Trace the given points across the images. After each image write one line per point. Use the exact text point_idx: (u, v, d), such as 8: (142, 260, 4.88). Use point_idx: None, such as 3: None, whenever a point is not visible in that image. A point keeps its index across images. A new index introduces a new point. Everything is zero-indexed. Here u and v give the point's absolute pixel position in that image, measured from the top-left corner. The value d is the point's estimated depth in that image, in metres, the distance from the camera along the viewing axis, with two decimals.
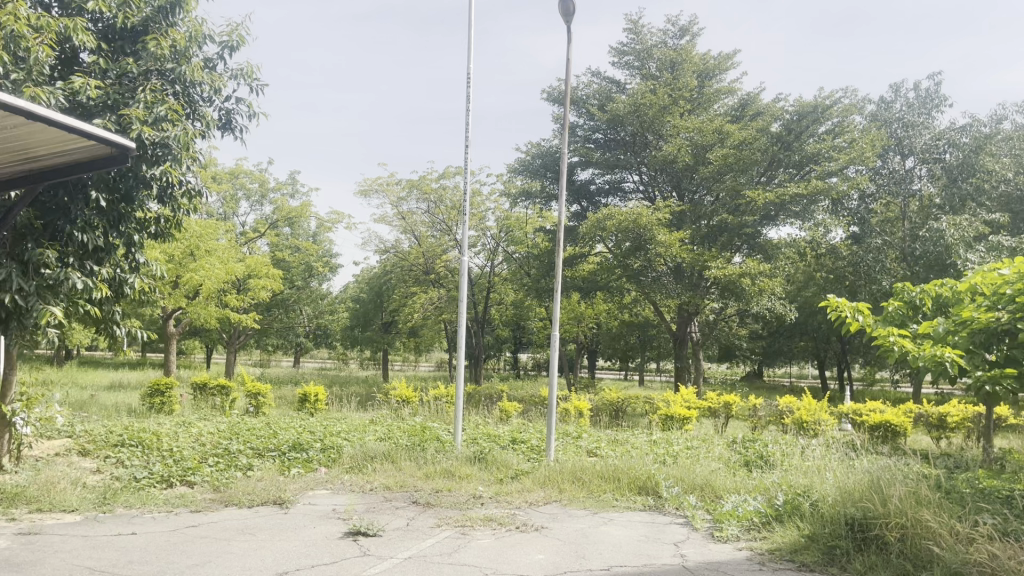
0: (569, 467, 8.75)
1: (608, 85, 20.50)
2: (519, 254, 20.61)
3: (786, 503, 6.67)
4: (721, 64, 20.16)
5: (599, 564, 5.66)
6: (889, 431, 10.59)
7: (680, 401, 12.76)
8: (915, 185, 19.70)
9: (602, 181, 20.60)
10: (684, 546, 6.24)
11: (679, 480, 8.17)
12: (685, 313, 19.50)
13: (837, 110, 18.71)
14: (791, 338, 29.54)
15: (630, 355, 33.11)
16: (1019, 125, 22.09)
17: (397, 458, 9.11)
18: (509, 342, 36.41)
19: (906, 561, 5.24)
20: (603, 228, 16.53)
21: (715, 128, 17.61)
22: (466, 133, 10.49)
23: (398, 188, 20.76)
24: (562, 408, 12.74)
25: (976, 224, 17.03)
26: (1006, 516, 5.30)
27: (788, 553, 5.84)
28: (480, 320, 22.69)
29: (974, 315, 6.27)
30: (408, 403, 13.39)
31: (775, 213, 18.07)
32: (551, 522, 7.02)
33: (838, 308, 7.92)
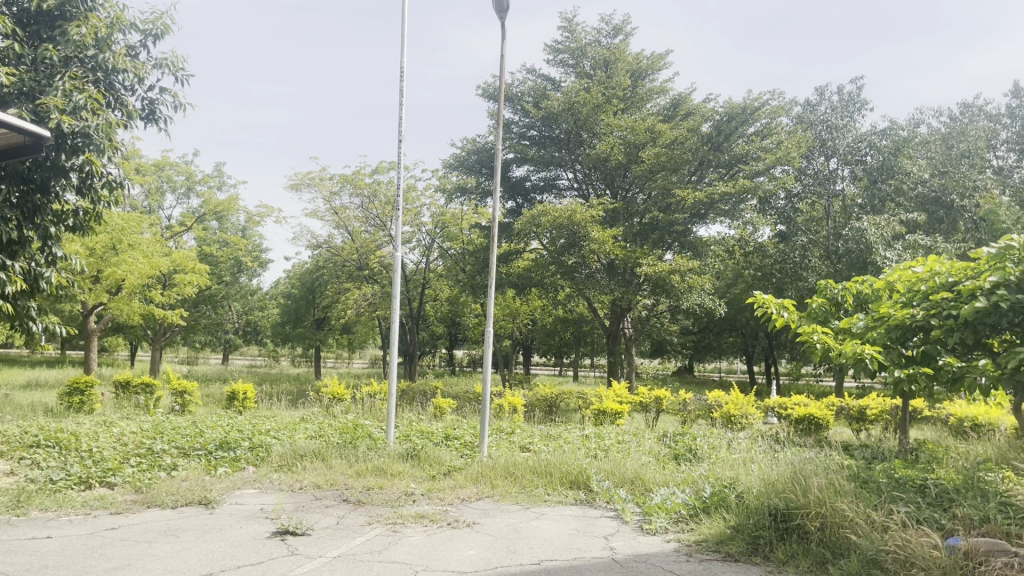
0: (502, 463, 8.79)
1: (542, 82, 20.61)
2: (454, 251, 20.52)
3: (712, 495, 6.80)
4: (654, 64, 20.43)
5: (530, 559, 5.69)
6: (812, 424, 10.89)
7: (612, 396, 12.92)
8: (838, 185, 19.92)
9: (537, 178, 20.68)
10: (613, 539, 6.33)
11: (610, 475, 8.26)
12: (618, 309, 19.68)
13: (765, 112, 19.14)
14: (721, 334, 30.24)
15: (564, 351, 33.33)
16: (934, 129, 23.03)
17: (327, 457, 9.00)
18: (443, 339, 36.27)
19: (825, 549, 5.42)
20: (539, 224, 16.56)
21: (647, 127, 17.83)
22: (399, 128, 10.42)
23: (330, 183, 20.45)
24: (496, 405, 12.71)
25: (894, 224, 17.62)
26: (919, 504, 5.54)
27: (714, 544, 5.97)
28: (415, 317, 22.51)
29: (890, 312, 6.52)
30: (340, 401, 13.23)
31: (706, 212, 18.44)
32: (483, 517, 7.04)
33: (764, 305, 8.15)
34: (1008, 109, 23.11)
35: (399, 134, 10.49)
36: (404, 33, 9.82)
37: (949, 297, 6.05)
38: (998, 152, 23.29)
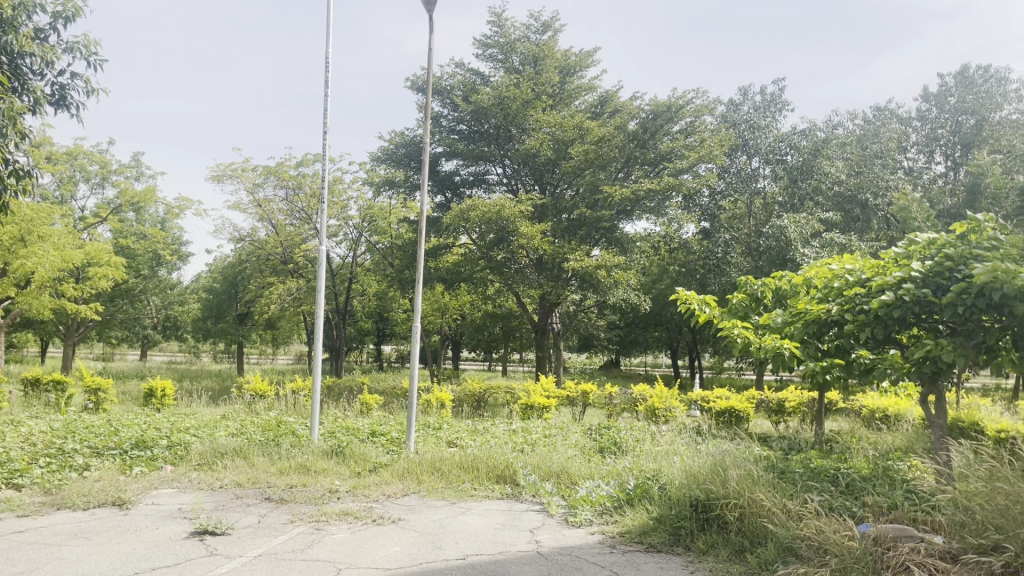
0: (428, 459, 8.74)
1: (471, 76, 20.54)
2: (382, 245, 20.28)
3: (636, 487, 6.92)
4: (582, 61, 20.59)
5: (455, 554, 5.68)
6: (733, 416, 11.18)
7: (540, 391, 13.00)
8: (760, 184, 20.51)
9: (466, 172, 20.58)
10: (539, 533, 6.37)
11: (536, 468, 8.34)
12: (546, 304, 19.82)
13: (690, 110, 19.43)
14: (647, 329, 30.73)
15: (493, 346, 33.36)
16: (850, 130, 23.81)
17: (249, 454, 8.82)
18: (370, 334, 35.92)
19: (743, 538, 5.58)
20: (467, 219, 16.43)
21: (575, 124, 18.07)
22: (325, 118, 10.26)
23: (253, 174, 19.98)
24: (424, 400, 12.62)
25: (812, 222, 18.09)
26: (831, 493, 5.75)
27: (638, 535, 6.07)
28: (341, 312, 22.18)
29: (807, 308, 6.75)
30: (263, 397, 12.97)
31: (631, 208, 18.76)
32: (408, 513, 6.99)
33: (687, 301, 8.33)
34: (918, 113, 24.01)
35: (325, 124, 10.32)
36: (330, 23, 9.67)
37: (862, 292, 6.32)
38: (909, 153, 24.23)
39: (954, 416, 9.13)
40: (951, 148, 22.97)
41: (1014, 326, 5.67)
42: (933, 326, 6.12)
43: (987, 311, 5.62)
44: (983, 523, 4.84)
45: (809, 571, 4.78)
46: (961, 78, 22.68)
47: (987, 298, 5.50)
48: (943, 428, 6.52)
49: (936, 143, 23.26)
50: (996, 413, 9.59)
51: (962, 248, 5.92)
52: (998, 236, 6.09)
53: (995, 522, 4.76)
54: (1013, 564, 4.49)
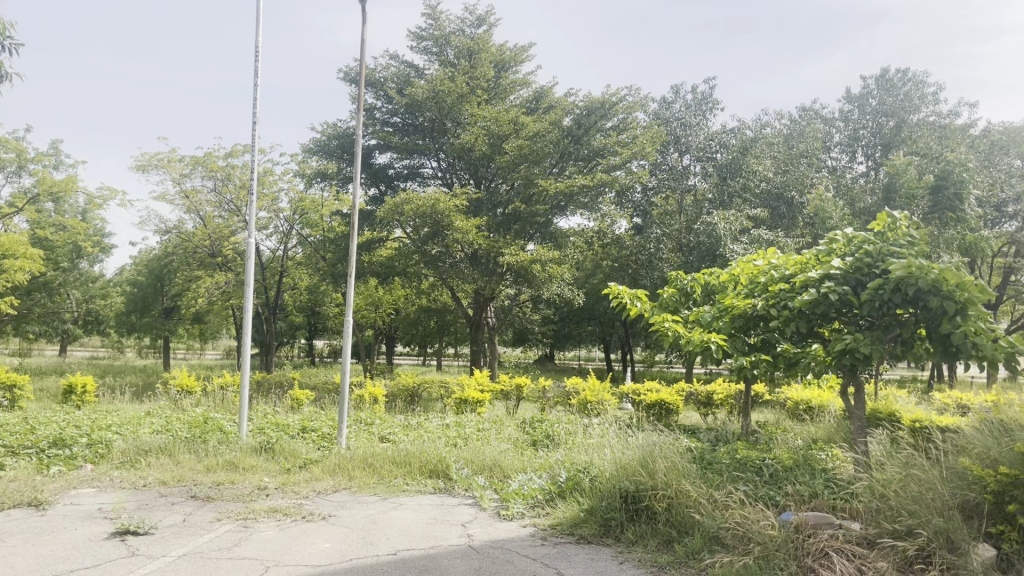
0: (360, 454, 8.67)
1: (405, 68, 20.38)
2: (314, 238, 19.98)
3: (567, 480, 7.00)
4: (516, 56, 20.63)
5: (386, 549, 5.65)
6: (663, 409, 11.37)
7: (474, 385, 13.00)
8: (690, 181, 20.59)
9: (400, 165, 20.43)
10: (470, 527, 6.38)
11: (469, 462, 8.35)
12: (481, 298, 19.82)
13: (623, 107, 19.68)
14: (580, 323, 31.04)
15: (427, 340, 33.19)
16: (777, 129, 24.42)
17: (174, 452, 8.61)
18: (302, 329, 35.34)
19: (671, 528, 5.70)
20: (402, 212, 16.28)
21: (510, 119, 18.08)
22: (255, 108, 10.09)
23: (180, 165, 19.44)
24: (356, 395, 12.48)
25: (741, 219, 18.40)
26: (756, 483, 5.91)
27: (569, 527, 6.14)
28: (271, 306, 21.75)
29: (734, 303, 6.93)
30: (189, 393, 12.65)
31: (565, 203, 18.95)
32: (338, 509, 6.92)
33: (619, 296, 8.45)
34: (841, 113, 24.82)
35: (255, 115, 10.15)
36: (260, 12, 9.48)
37: (785, 287, 6.51)
38: (832, 153, 25.04)
39: (872, 408, 9.46)
40: (872, 148, 23.93)
41: (928, 320, 5.90)
42: (853, 320, 6.32)
43: (902, 304, 5.85)
44: (899, 510, 5.06)
45: (733, 560, 4.93)
46: (882, 80, 23.41)
47: (903, 292, 5.72)
48: (863, 419, 6.75)
49: (859, 143, 24.20)
50: (911, 404, 9.95)
51: (879, 245, 6.15)
52: (913, 233, 6.35)
53: (909, 508, 5.00)
54: (926, 548, 4.72)
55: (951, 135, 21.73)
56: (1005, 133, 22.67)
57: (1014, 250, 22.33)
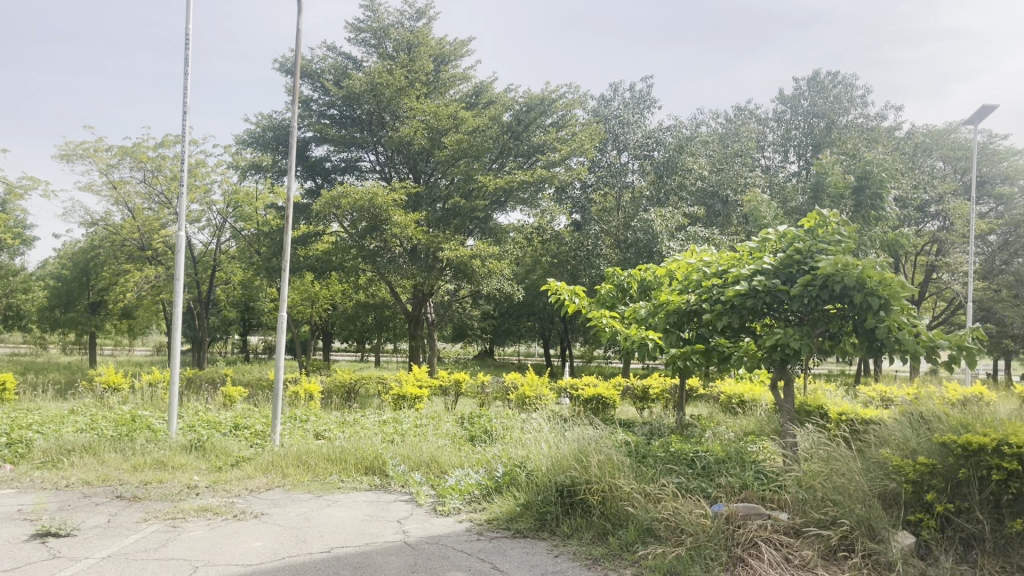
0: (294, 452, 8.53)
1: (343, 60, 20.09)
2: (248, 232, 19.58)
3: (504, 475, 7.00)
4: (456, 50, 20.57)
5: (320, 547, 5.58)
6: (599, 403, 11.50)
7: (412, 380, 12.93)
8: (628, 178, 20.82)
9: (337, 158, 20.13)
10: (406, 523, 6.34)
11: (406, 459, 8.30)
12: (420, 294, 19.74)
13: (562, 104, 19.83)
14: (519, 318, 31.14)
15: (365, 336, 32.91)
16: (713, 128, 24.86)
17: (99, 451, 8.35)
18: (236, 325, 34.62)
19: (606, 521, 5.76)
20: (339, 206, 16.04)
21: (449, 113, 18.00)
22: (185, 96, 9.84)
23: (107, 155, 18.84)
24: (290, 392, 12.27)
25: (677, 216, 18.61)
26: (688, 475, 6.01)
27: (505, 522, 6.15)
28: (204, 301, 21.26)
29: (668, 299, 7.05)
30: (115, 390, 12.29)
31: (505, 199, 18.99)
32: (271, 507, 6.80)
33: (557, 292, 8.50)
34: (774, 114, 25.40)
35: (185, 103, 9.89)
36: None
37: (718, 283, 6.66)
38: (766, 152, 25.58)
39: (801, 401, 9.71)
40: (804, 148, 24.39)
41: (855, 316, 6.08)
42: (783, 316, 6.47)
43: (830, 301, 6.02)
44: (823, 500, 5.22)
45: (666, 551, 5.02)
46: (813, 82, 24.13)
47: (830, 290, 5.89)
48: (791, 412, 6.92)
49: (791, 143, 24.75)
50: (839, 398, 10.27)
51: (809, 242, 6.32)
52: (842, 230, 6.52)
53: (833, 498, 5.16)
54: (848, 537, 4.91)
55: (878, 137, 22.45)
56: (928, 135, 23.51)
57: (937, 248, 23.18)
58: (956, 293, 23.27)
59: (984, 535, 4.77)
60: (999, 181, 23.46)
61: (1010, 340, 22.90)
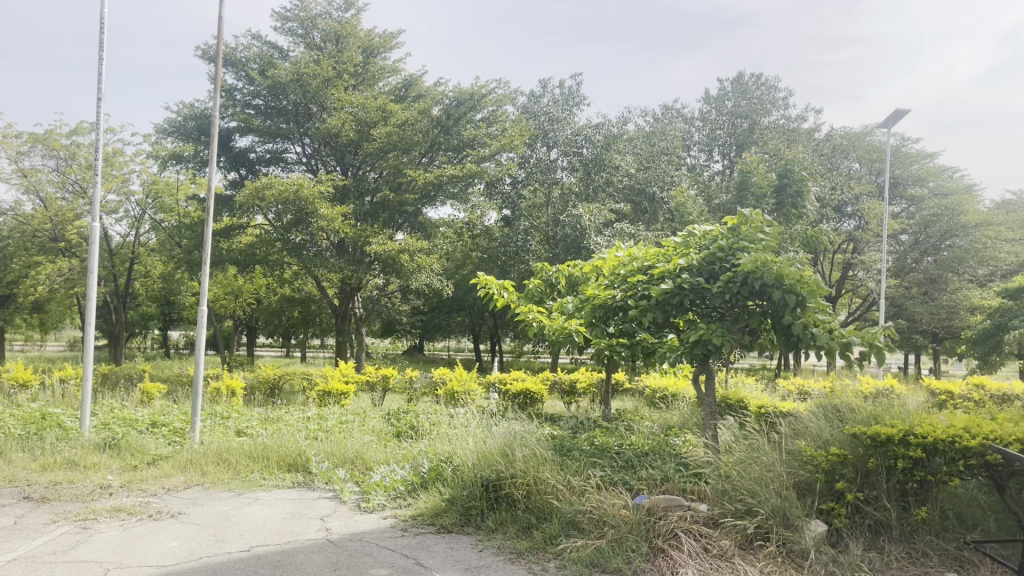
0: (214, 450, 8.32)
1: (268, 50, 19.67)
2: (169, 224, 19.01)
3: (429, 470, 6.96)
4: (385, 42, 20.38)
5: (239, 546, 5.46)
6: (527, 398, 11.54)
7: (338, 376, 12.75)
8: (558, 174, 20.95)
9: (262, 149, 19.71)
10: (329, 520, 6.25)
11: (329, 455, 8.19)
12: (348, 288, 19.51)
13: (492, 99, 19.83)
14: (449, 314, 31.03)
15: (291, 331, 32.33)
16: (640, 126, 25.21)
17: (5, 450, 8.00)
18: (155, 320, 33.57)
19: (530, 515, 5.79)
20: (263, 197, 15.66)
21: (378, 106, 17.84)
22: (99, 81, 9.50)
23: (17, 141, 18.05)
24: (212, 388, 11.96)
25: (604, 213, 18.82)
26: (612, 468, 6.08)
27: (430, 518, 6.12)
28: (121, 295, 20.56)
29: (595, 294, 7.13)
30: (24, 387, 11.78)
31: (435, 193, 18.88)
32: (189, 507, 6.62)
33: (486, 286, 8.50)
34: (699, 113, 25.88)
35: (100, 88, 9.56)
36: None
37: (643, 279, 6.76)
38: (692, 151, 26.03)
39: (722, 394, 9.93)
40: (728, 148, 24.96)
41: (774, 313, 6.24)
42: (705, 312, 6.61)
43: (750, 298, 6.16)
44: (740, 490, 5.34)
45: (588, 543, 5.08)
46: (737, 84, 24.70)
47: (750, 286, 6.03)
48: (713, 406, 7.06)
49: (716, 143, 25.27)
50: (758, 391, 10.56)
51: (731, 240, 6.44)
52: (764, 228, 6.65)
53: (750, 488, 5.29)
54: (763, 526, 5.04)
55: (798, 139, 23.18)
56: (846, 137, 24.35)
57: (853, 247, 24.03)
58: (870, 290, 24.16)
59: (891, 522, 5.00)
60: (911, 182, 24.42)
61: (919, 335, 23.93)
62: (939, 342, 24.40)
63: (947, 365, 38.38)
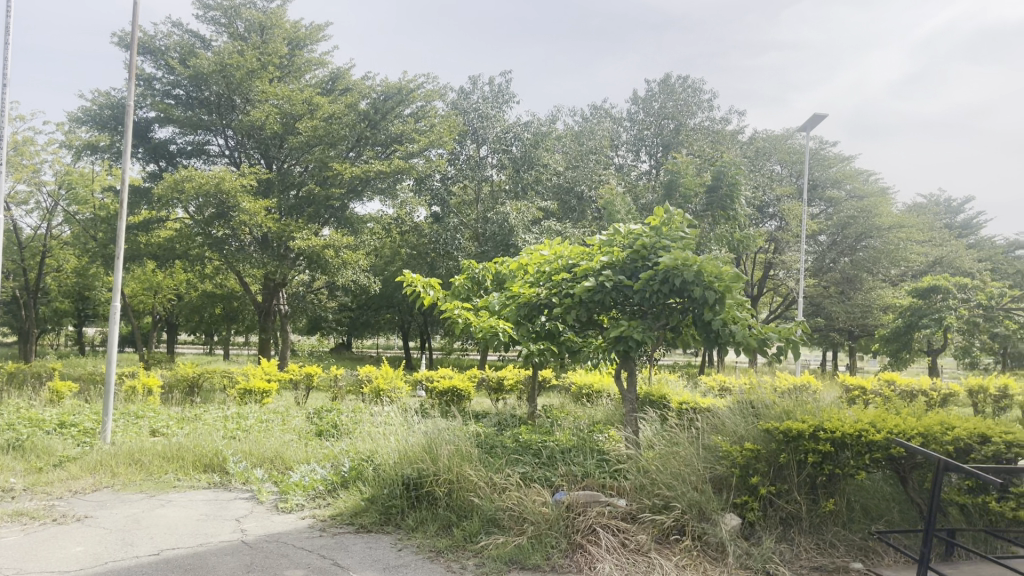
0: (127, 450, 8.05)
1: (189, 38, 19.11)
2: (83, 216, 18.31)
3: (350, 469, 6.86)
4: (312, 34, 20.08)
5: (148, 550, 5.28)
6: (454, 396, 11.50)
7: (260, 374, 12.46)
8: (487, 172, 21.00)
9: (183, 141, 19.16)
10: (245, 521, 6.11)
11: (248, 455, 8.01)
12: (271, 284, 19.12)
13: (420, 94, 19.66)
14: (377, 311, 30.74)
15: (214, 328, 31.57)
16: (569, 125, 25.43)
17: None
18: (70, 317, 32.31)
19: (451, 512, 5.76)
20: (182, 190, 15.12)
21: (304, 99, 17.64)
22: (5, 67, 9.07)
23: None
24: (127, 387, 11.55)
25: (532, 211, 18.87)
26: (533, 465, 6.09)
27: (349, 517, 6.04)
28: (32, 289, 19.72)
29: (520, 291, 7.13)
30: None
31: (362, 188, 18.57)
32: (96, 510, 6.39)
33: (412, 284, 8.44)
34: (627, 114, 26.18)
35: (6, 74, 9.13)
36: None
37: (568, 277, 6.79)
38: (620, 151, 26.34)
39: (645, 390, 10.06)
40: (654, 148, 25.36)
41: (694, 310, 6.33)
42: (628, 310, 6.67)
43: (670, 295, 6.23)
44: (658, 484, 5.40)
45: (508, 540, 5.08)
46: (664, 85, 25.07)
47: (670, 284, 6.10)
48: (634, 402, 7.13)
49: (642, 143, 25.63)
50: (679, 387, 10.77)
51: (653, 238, 6.51)
52: (685, 228, 6.73)
53: (666, 482, 5.36)
54: (680, 520, 5.12)
55: (720, 141, 23.78)
56: (768, 140, 25.03)
57: (773, 247, 24.72)
58: (790, 289, 24.89)
59: (801, 514, 5.14)
60: (829, 184, 25.14)
61: (835, 333, 24.76)
62: (854, 340, 25.29)
63: (863, 362, 39.77)
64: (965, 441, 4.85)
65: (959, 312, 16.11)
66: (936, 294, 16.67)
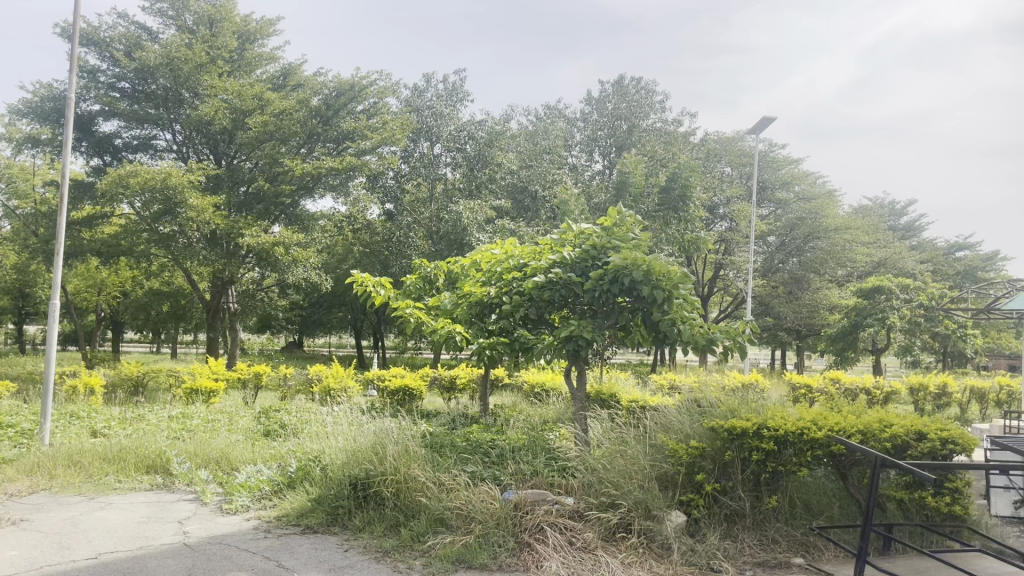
0: (66, 451, 7.83)
1: (136, 31, 18.71)
2: (23, 211, 17.79)
3: (297, 470, 6.78)
4: (262, 29, 19.79)
5: (85, 554, 5.15)
6: (405, 394, 11.45)
7: (207, 373, 12.24)
8: (440, 170, 20.93)
9: (128, 135, 18.76)
10: (187, 523, 5.99)
11: (192, 455, 7.86)
12: (220, 282, 18.79)
13: (373, 91, 19.52)
14: (329, 309, 30.42)
15: (161, 326, 30.95)
16: (523, 124, 25.48)
17: None
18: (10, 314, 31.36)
19: (398, 513, 5.72)
20: (127, 185, 14.75)
21: (254, 94, 17.44)
22: None
23: None
24: (68, 386, 11.25)
25: (485, 211, 18.79)
26: (482, 464, 6.08)
27: (295, 518, 5.96)
28: None
29: (471, 291, 7.10)
30: None
31: (313, 185, 18.39)
32: (32, 513, 6.20)
33: (362, 283, 8.36)
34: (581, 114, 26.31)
35: None
36: None
37: (519, 277, 6.78)
38: (574, 151, 26.46)
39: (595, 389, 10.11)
40: (608, 148, 25.54)
41: (643, 310, 6.39)
42: (578, 309, 6.69)
43: (619, 294, 6.27)
44: (605, 483, 5.43)
45: (456, 539, 5.07)
46: (617, 86, 25.25)
47: (619, 283, 6.13)
48: (583, 400, 7.15)
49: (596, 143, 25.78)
50: (629, 386, 10.86)
51: (603, 239, 6.54)
52: (635, 228, 6.78)
53: (613, 479, 5.39)
54: (626, 518, 5.16)
55: (672, 142, 24.04)
56: (718, 142, 25.38)
57: (724, 248, 25.06)
58: (739, 289, 25.25)
59: (744, 511, 5.22)
60: (778, 186, 25.54)
61: (783, 332, 25.22)
62: (801, 339, 25.75)
63: (809, 360, 40.58)
64: (902, 438, 4.97)
65: (902, 312, 16.49)
66: (880, 293, 16.88)
